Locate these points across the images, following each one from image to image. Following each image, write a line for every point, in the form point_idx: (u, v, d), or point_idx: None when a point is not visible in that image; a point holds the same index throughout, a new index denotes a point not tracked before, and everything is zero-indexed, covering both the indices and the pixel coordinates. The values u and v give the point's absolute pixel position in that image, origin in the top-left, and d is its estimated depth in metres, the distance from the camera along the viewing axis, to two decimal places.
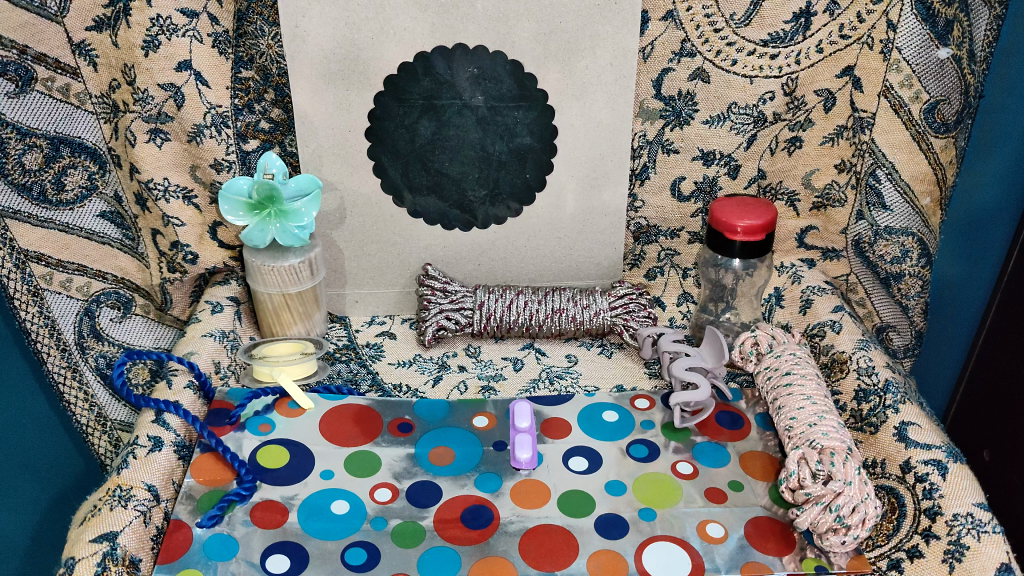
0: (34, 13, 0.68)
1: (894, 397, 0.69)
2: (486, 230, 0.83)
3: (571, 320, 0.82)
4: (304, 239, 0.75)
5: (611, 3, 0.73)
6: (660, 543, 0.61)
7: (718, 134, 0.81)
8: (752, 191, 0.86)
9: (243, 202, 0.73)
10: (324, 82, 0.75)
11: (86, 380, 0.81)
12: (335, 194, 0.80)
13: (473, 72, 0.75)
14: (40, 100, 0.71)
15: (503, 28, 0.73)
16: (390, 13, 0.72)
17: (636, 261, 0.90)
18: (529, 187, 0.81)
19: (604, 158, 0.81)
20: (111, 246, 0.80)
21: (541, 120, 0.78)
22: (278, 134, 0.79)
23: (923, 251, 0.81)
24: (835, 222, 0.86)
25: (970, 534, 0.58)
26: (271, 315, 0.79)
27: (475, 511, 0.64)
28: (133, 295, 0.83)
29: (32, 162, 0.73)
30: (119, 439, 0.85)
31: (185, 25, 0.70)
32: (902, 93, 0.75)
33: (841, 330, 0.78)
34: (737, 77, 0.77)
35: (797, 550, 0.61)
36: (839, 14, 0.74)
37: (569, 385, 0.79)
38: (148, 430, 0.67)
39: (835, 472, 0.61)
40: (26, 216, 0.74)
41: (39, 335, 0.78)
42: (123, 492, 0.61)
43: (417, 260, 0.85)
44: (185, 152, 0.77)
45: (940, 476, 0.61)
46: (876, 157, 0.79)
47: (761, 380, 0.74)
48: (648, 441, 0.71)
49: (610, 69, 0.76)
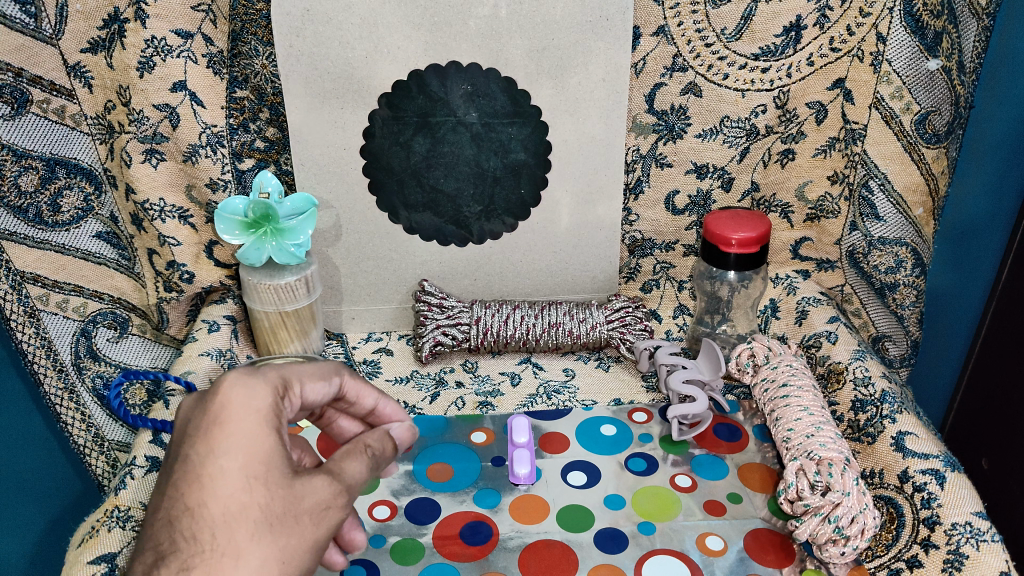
0: (30, 35, 0.68)
1: (890, 407, 0.69)
2: (481, 245, 0.84)
3: (568, 334, 0.82)
4: (300, 257, 0.75)
5: (604, 19, 0.73)
6: (661, 556, 0.61)
7: (711, 148, 0.82)
8: (746, 204, 0.86)
9: (239, 221, 0.73)
10: (319, 101, 0.75)
11: (84, 401, 0.80)
12: (331, 212, 0.81)
13: (467, 89, 0.75)
14: (36, 122, 0.72)
15: (496, 45, 0.73)
16: (383, 32, 0.72)
17: (631, 274, 0.91)
18: (523, 203, 0.82)
19: (598, 173, 0.81)
20: (106, 265, 0.80)
21: (534, 136, 0.78)
22: (273, 153, 0.79)
23: (917, 261, 0.81)
24: (829, 233, 0.86)
25: (969, 543, 0.57)
26: (267, 333, 0.80)
27: (475, 527, 0.63)
28: (129, 315, 0.83)
29: (28, 183, 0.73)
30: (117, 460, 0.83)
31: (179, 46, 0.71)
32: (893, 104, 0.76)
33: (836, 341, 0.78)
34: (729, 90, 0.78)
35: (797, 561, 0.61)
36: (829, 28, 0.74)
37: (566, 399, 0.79)
38: (145, 450, 0.66)
39: (833, 483, 0.61)
40: (22, 237, 0.74)
41: (36, 356, 0.77)
42: (121, 513, 0.61)
43: (413, 276, 0.85)
44: (181, 172, 0.77)
45: (938, 486, 0.61)
46: (868, 168, 0.79)
47: (759, 392, 0.74)
48: (646, 454, 0.71)
49: (603, 85, 0.76)
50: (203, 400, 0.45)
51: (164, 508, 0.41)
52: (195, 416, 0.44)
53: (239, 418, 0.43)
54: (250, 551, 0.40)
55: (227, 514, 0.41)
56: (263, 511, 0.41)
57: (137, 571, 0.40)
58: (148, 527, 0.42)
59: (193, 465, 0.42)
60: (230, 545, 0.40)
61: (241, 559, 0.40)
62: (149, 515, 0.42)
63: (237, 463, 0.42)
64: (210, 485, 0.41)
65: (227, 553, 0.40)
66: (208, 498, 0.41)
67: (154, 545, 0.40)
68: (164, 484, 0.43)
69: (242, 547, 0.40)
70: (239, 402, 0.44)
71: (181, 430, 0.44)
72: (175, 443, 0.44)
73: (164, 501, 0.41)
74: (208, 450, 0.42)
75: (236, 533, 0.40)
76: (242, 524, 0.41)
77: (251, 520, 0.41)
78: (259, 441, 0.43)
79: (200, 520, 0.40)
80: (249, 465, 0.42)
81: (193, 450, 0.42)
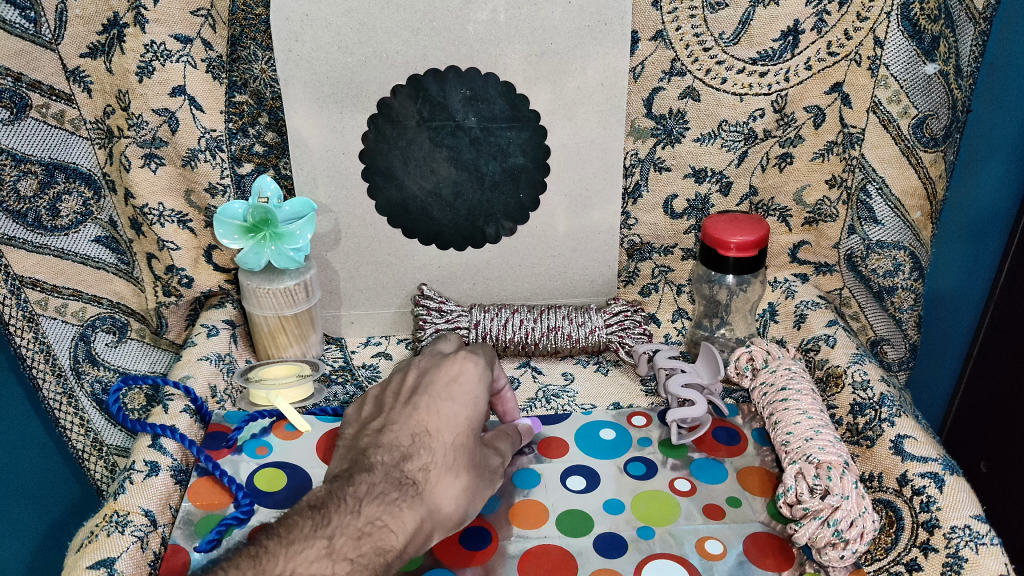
0: (29, 41, 0.68)
1: (890, 410, 0.69)
2: (480, 250, 0.84)
3: (566, 338, 0.82)
4: (299, 261, 0.75)
5: (602, 24, 0.73)
6: (661, 561, 0.61)
7: (710, 152, 0.82)
8: (744, 208, 0.86)
9: (238, 226, 0.74)
10: (317, 105, 0.75)
11: (82, 406, 0.81)
12: (330, 216, 0.81)
13: (466, 94, 0.76)
14: (35, 127, 0.72)
15: (496, 49, 0.74)
16: (382, 37, 0.72)
17: (630, 278, 0.91)
18: (523, 207, 0.82)
19: (597, 177, 0.81)
20: (105, 271, 0.80)
21: (534, 140, 0.78)
22: (273, 158, 0.79)
23: (914, 265, 0.82)
24: (827, 237, 0.86)
25: (968, 546, 0.57)
26: (266, 337, 0.80)
27: (475, 533, 0.63)
28: (128, 320, 0.83)
29: (27, 188, 0.73)
30: (115, 464, 0.84)
31: (178, 50, 0.71)
32: (890, 109, 0.76)
33: (835, 344, 0.78)
34: (727, 95, 0.78)
35: (796, 565, 0.61)
36: (827, 32, 0.74)
37: (565, 404, 0.79)
38: (145, 455, 0.66)
39: (832, 486, 0.61)
40: (21, 241, 0.75)
41: (34, 361, 0.78)
42: (120, 518, 0.61)
43: (412, 281, 0.85)
44: (180, 176, 0.77)
45: (937, 489, 0.61)
46: (865, 172, 0.80)
47: (757, 396, 0.74)
48: (645, 458, 0.71)
49: (601, 89, 0.77)
50: (445, 363, 0.63)
51: (407, 424, 0.60)
52: (437, 371, 0.63)
53: (472, 381, 0.62)
54: (464, 475, 0.58)
55: (456, 443, 0.59)
56: (472, 453, 0.59)
57: (384, 460, 0.57)
58: (384, 436, 0.59)
59: (435, 402, 0.61)
60: (452, 465, 0.58)
61: (457, 478, 0.58)
62: (386, 428, 0.60)
63: (460, 411, 0.60)
64: (443, 419, 0.59)
65: (448, 471, 0.58)
66: (442, 426, 0.59)
67: (398, 446, 0.58)
68: (404, 411, 0.61)
69: (459, 469, 0.58)
70: (473, 373, 0.62)
71: (421, 378, 0.63)
72: (416, 384, 0.63)
73: (409, 420, 0.60)
74: (447, 396, 0.61)
75: (457, 457, 0.58)
76: (461, 454, 0.59)
77: (466, 453, 0.59)
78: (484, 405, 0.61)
79: (434, 440, 0.58)
80: (472, 416, 0.60)
81: (438, 393, 0.61)
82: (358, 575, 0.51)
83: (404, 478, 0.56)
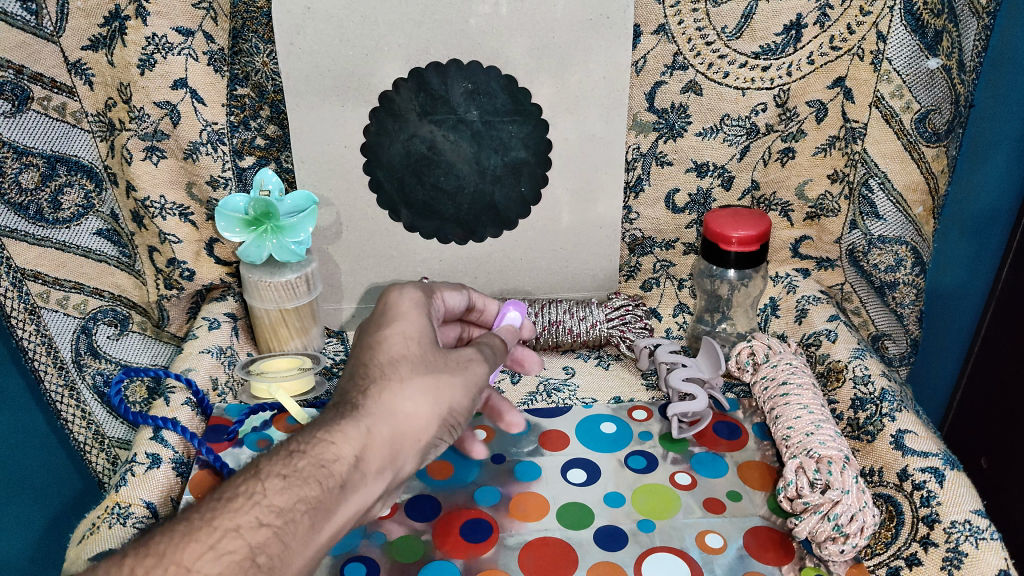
0: (30, 32, 0.68)
1: (890, 405, 0.69)
2: (481, 243, 0.84)
3: (568, 332, 0.83)
4: (301, 254, 0.75)
5: (604, 17, 0.73)
6: (661, 554, 0.61)
7: (711, 146, 0.82)
8: (746, 202, 0.86)
9: (240, 219, 0.74)
10: (319, 98, 0.75)
11: (84, 398, 0.81)
12: (331, 210, 0.81)
13: (467, 88, 0.75)
14: (37, 119, 0.72)
15: (498, 43, 0.73)
16: (384, 30, 0.72)
17: (631, 273, 0.91)
18: (524, 201, 0.82)
19: (598, 171, 0.81)
20: (107, 263, 0.80)
21: (535, 133, 0.78)
22: (274, 151, 0.79)
23: (916, 260, 0.82)
24: (828, 232, 0.86)
25: (968, 541, 0.58)
26: (268, 330, 0.79)
27: (475, 525, 0.64)
28: (130, 312, 0.83)
29: (28, 181, 0.73)
30: (117, 457, 0.85)
31: (180, 43, 0.71)
32: (893, 103, 0.76)
33: (836, 339, 0.78)
34: (729, 89, 0.78)
35: (796, 559, 0.61)
36: (829, 26, 0.74)
37: (567, 397, 0.79)
38: (146, 447, 0.67)
39: (832, 481, 0.61)
40: (23, 234, 0.75)
41: (36, 354, 0.78)
42: (122, 509, 0.61)
43: (413, 275, 0.85)
44: (181, 169, 0.77)
45: (937, 484, 0.61)
46: (868, 167, 0.79)
47: (758, 390, 0.74)
48: (646, 452, 0.71)
49: (603, 83, 0.76)
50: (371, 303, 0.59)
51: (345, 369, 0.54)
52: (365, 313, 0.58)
53: (397, 304, 0.57)
54: (411, 379, 0.52)
55: (392, 358, 0.53)
56: (419, 359, 0.53)
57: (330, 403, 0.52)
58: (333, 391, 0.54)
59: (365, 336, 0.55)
60: (394, 374, 0.52)
61: (405, 384, 0.51)
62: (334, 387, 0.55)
63: (391, 331, 0.54)
64: (376, 345, 0.54)
65: (393, 380, 0.51)
66: (375, 352, 0.53)
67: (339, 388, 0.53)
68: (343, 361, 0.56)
69: (404, 375, 0.52)
70: (397, 296, 0.57)
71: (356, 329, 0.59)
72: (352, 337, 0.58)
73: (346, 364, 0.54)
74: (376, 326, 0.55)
75: (399, 369, 0.52)
76: (402, 363, 0.52)
77: (410, 362, 0.53)
78: (419, 320, 0.56)
79: (370, 364, 0.53)
80: (405, 330, 0.54)
81: (368, 327, 0.56)
82: (297, 489, 0.46)
83: (341, 403, 0.51)
